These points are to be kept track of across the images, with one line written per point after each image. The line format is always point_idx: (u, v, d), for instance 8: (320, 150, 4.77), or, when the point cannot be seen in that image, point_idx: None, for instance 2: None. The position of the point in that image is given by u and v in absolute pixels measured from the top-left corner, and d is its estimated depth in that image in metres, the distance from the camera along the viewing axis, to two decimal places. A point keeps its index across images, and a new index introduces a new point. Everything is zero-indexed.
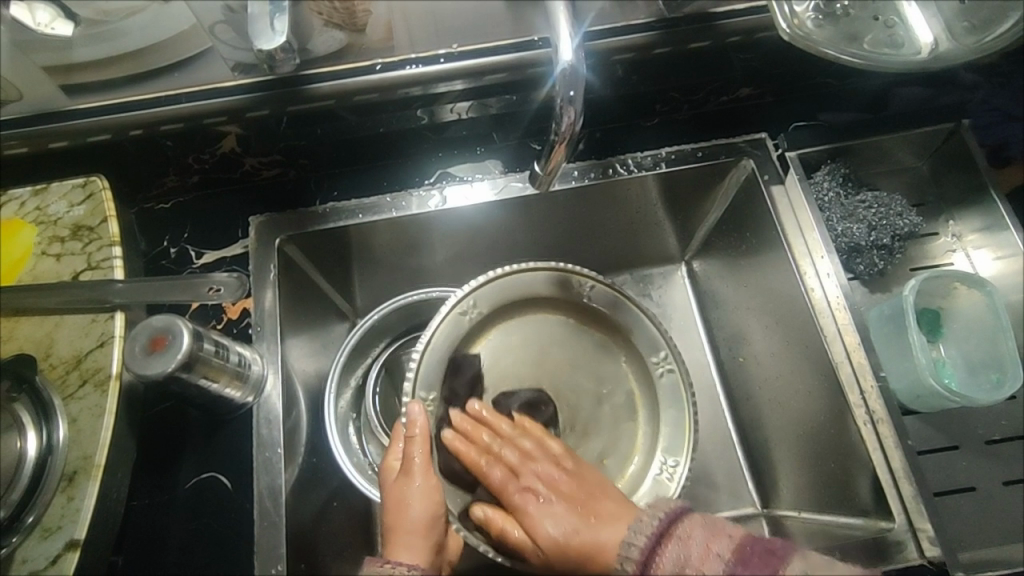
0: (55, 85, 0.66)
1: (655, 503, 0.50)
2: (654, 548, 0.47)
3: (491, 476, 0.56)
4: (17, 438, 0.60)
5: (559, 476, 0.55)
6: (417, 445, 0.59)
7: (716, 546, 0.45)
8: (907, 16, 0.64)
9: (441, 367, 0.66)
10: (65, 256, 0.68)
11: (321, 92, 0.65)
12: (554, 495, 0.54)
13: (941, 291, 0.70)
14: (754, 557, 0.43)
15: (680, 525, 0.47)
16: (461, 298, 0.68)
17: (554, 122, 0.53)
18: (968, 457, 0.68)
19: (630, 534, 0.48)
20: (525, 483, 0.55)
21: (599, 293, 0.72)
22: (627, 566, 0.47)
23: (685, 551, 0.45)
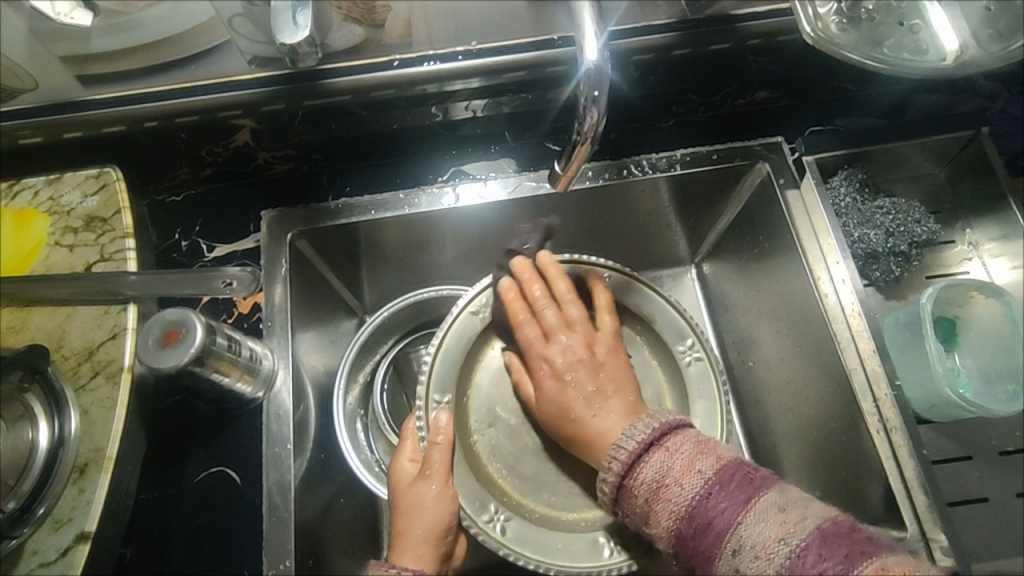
0: (71, 75, 0.66)
1: (655, 414, 0.54)
2: (642, 453, 0.51)
3: (527, 334, 0.66)
4: (29, 429, 0.60)
5: (586, 363, 0.63)
6: (438, 452, 0.61)
7: (700, 464, 0.49)
8: (930, 19, 0.63)
9: (455, 365, 0.66)
10: (78, 247, 0.68)
11: (338, 87, 0.65)
12: (572, 370, 0.63)
13: (958, 299, 0.69)
14: (730, 479, 0.47)
15: (670, 439, 0.51)
16: (474, 294, 0.68)
17: (577, 121, 0.52)
18: (980, 467, 0.67)
19: (624, 439, 0.53)
20: (553, 346, 0.65)
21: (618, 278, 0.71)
22: (613, 465, 0.52)
23: (669, 462, 0.50)
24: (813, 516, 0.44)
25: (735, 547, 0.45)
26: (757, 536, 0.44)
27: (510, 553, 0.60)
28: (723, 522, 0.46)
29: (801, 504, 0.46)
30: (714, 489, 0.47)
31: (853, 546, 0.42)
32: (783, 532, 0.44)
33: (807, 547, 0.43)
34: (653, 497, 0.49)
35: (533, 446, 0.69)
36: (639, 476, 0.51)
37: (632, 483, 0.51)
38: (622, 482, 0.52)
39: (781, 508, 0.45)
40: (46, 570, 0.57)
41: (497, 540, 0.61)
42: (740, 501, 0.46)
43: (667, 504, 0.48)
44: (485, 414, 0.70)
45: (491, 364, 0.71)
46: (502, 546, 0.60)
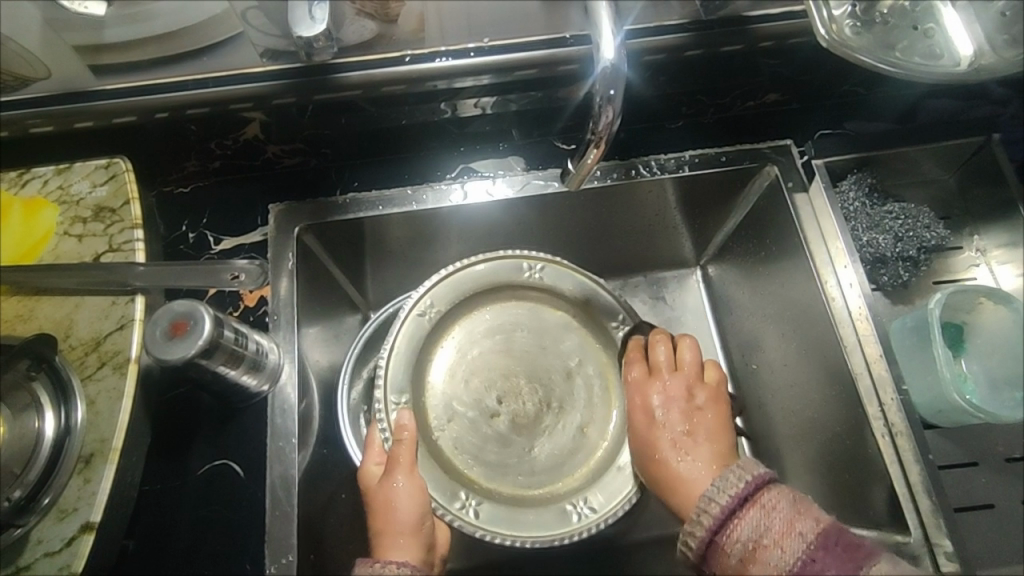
0: (83, 64, 0.66)
1: (743, 466, 0.54)
2: (736, 510, 0.51)
3: (629, 373, 0.68)
4: (35, 418, 0.60)
5: (682, 406, 0.64)
6: (403, 448, 0.61)
7: (800, 526, 0.48)
8: (944, 24, 0.63)
9: (406, 367, 0.67)
10: (86, 237, 0.68)
11: (350, 82, 0.65)
12: (668, 412, 0.64)
13: (966, 305, 0.69)
14: (836, 546, 0.47)
15: (764, 495, 0.51)
16: (418, 299, 0.69)
17: (591, 120, 0.53)
18: (985, 474, 0.67)
19: (713, 491, 0.53)
20: (654, 385, 0.66)
21: (550, 268, 0.72)
22: (703, 520, 0.52)
23: (766, 521, 0.49)
24: None
25: None
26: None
27: (487, 534, 0.62)
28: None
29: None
30: (819, 555, 0.47)
31: None
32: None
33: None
34: (749, 558, 0.48)
35: (495, 436, 0.69)
36: (734, 535, 0.50)
37: (727, 541, 0.50)
38: (712, 539, 0.51)
39: None
40: (50, 559, 0.57)
41: (472, 524, 0.62)
42: (848, 569, 0.46)
43: (765, 566, 0.47)
44: (443, 410, 0.70)
45: (439, 367, 0.71)
46: (477, 529, 0.62)
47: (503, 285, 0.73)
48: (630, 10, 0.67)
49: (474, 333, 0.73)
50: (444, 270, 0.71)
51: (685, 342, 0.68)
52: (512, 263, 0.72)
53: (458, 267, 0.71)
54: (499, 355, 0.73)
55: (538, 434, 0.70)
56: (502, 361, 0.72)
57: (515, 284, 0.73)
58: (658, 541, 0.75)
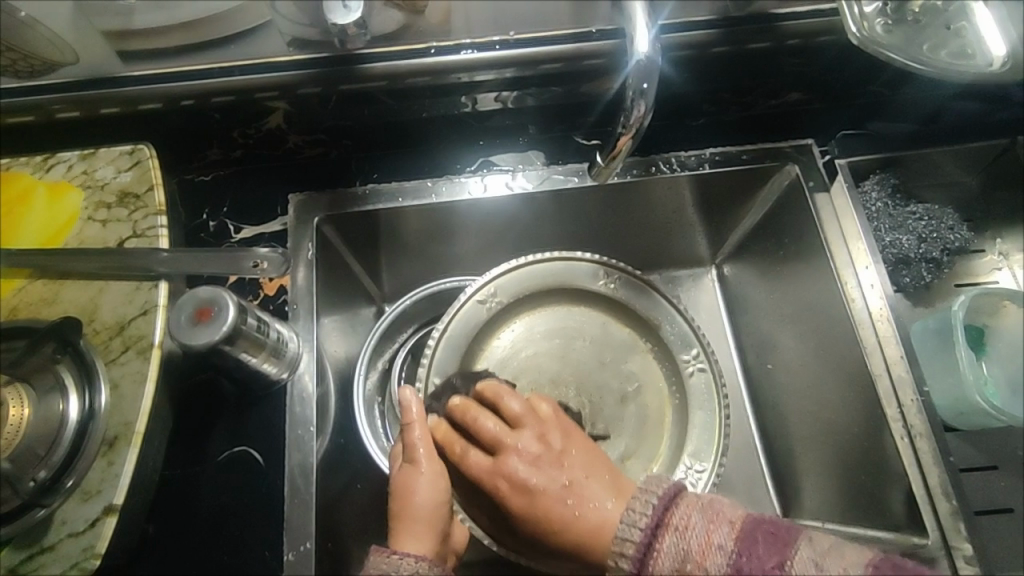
0: (111, 50, 0.66)
1: (644, 485, 0.48)
2: (651, 542, 0.45)
3: (472, 456, 0.56)
4: (59, 401, 0.60)
5: (546, 461, 0.54)
6: (416, 431, 0.58)
7: (717, 537, 0.43)
8: (976, 22, 0.62)
9: (457, 353, 0.69)
10: (111, 222, 0.68)
11: (375, 72, 0.65)
12: (544, 473, 0.53)
13: (988, 307, 0.69)
14: (759, 547, 0.43)
15: (674, 513, 0.45)
16: (481, 285, 0.71)
17: (623, 113, 0.53)
18: (1004, 477, 0.67)
19: (624, 528, 0.46)
20: (506, 461, 0.54)
21: (624, 282, 0.73)
22: (624, 562, 0.45)
23: (685, 543, 0.44)
24: (855, 565, 0.41)
25: None
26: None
27: (495, 542, 0.60)
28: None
29: (836, 556, 0.42)
30: (744, 562, 0.42)
31: None
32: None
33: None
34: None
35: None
36: (658, 571, 0.44)
37: None
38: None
39: (821, 568, 0.41)
40: (74, 540, 0.57)
41: (484, 525, 0.61)
42: (778, 567, 0.42)
43: None
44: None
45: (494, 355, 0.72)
46: (487, 535, 0.60)
47: (576, 288, 0.73)
48: (661, 4, 0.67)
49: (534, 332, 0.74)
50: (514, 261, 0.72)
51: (512, 398, 0.58)
52: (581, 266, 0.73)
53: (526, 261, 0.72)
54: (555, 358, 0.73)
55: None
56: (556, 368, 0.72)
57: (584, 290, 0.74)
58: None
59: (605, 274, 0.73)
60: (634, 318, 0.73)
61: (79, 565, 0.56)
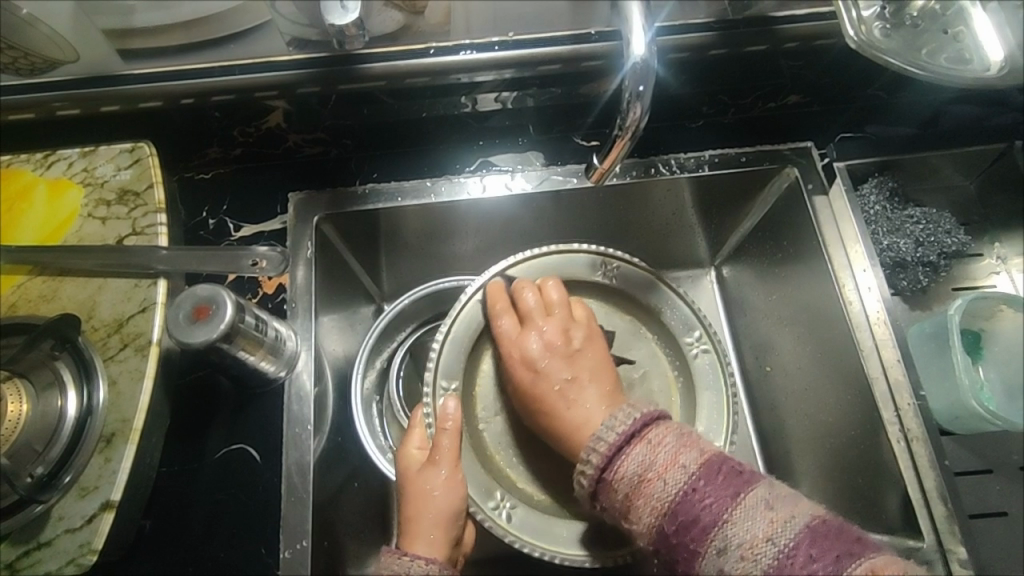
0: (111, 49, 0.66)
1: (637, 403, 0.54)
2: (622, 446, 0.51)
3: (501, 322, 0.66)
4: (58, 397, 0.60)
5: (561, 351, 0.64)
6: (447, 438, 0.61)
7: (684, 457, 0.49)
8: (974, 26, 0.62)
9: (463, 353, 0.67)
10: (110, 220, 0.69)
11: (374, 72, 0.65)
12: (550, 360, 0.63)
13: (985, 312, 0.69)
14: (718, 475, 0.48)
15: (651, 431, 0.51)
16: (480, 285, 0.68)
17: (619, 116, 0.53)
18: (999, 481, 0.68)
19: (604, 430, 0.52)
20: (526, 328, 0.65)
21: (623, 269, 0.72)
22: (593, 459, 0.52)
23: (651, 456, 0.49)
24: (803, 514, 0.45)
25: (721, 545, 0.45)
26: (745, 535, 0.45)
27: (516, 540, 0.62)
28: (710, 519, 0.46)
29: (787, 500, 0.46)
30: (701, 486, 0.47)
31: (844, 548, 0.43)
32: (771, 531, 0.44)
33: (794, 546, 0.43)
34: (635, 492, 0.49)
35: (538, 434, 0.68)
36: (620, 470, 0.50)
37: (614, 477, 0.50)
38: (601, 475, 0.51)
39: (769, 506, 0.45)
40: (71, 536, 0.57)
41: (503, 527, 0.62)
42: (729, 497, 0.46)
43: (648, 501, 0.48)
44: (492, 401, 0.69)
45: (496, 355, 0.70)
46: (507, 534, 0.62)
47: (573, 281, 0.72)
48: (660, 6, 0.67)
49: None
50: (512, 259, 0.70)
51: (549, 281, 0.68)
52: (576, 258, 0.72)
53: (520, 258, 0.70)
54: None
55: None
56: None
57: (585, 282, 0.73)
58: None
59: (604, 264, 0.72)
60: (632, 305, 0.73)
61: (77, 561, 0.57)
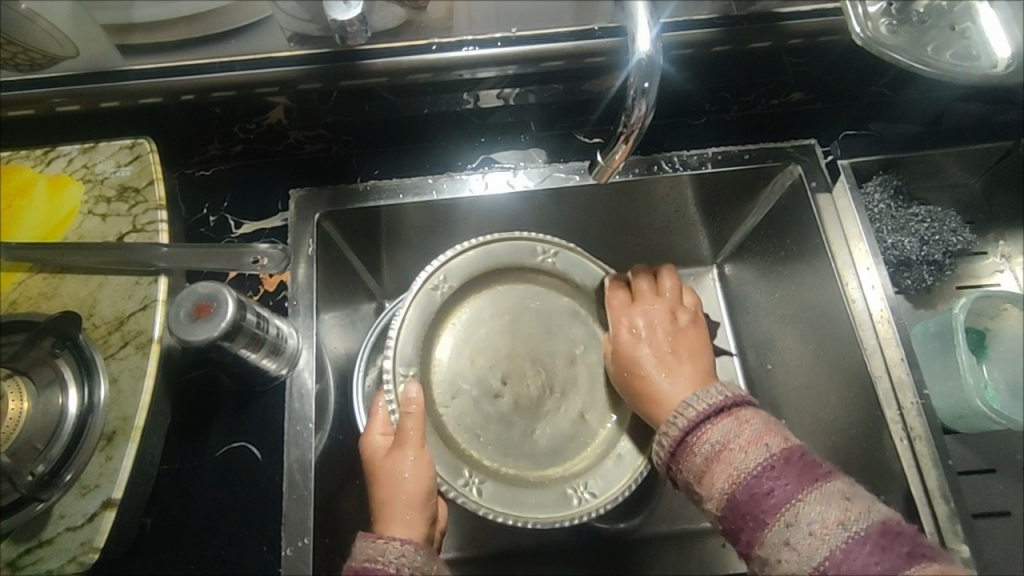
0: (111, 44, 0.66)
1: (727, 384, 0.56)
2: (709, 417, 0.53)
3: (612, 299, 0.71)
4: (58, 394, 0.60)
5: (668, 327, 0.68)
6: (411, 420, 0.62)
7: (767, 439, 0.50)
8: (982, 21, 0.62)
9: (416, 339, 0.68)
10: (110, 217, 0.68)
11: (376, 68, 0.65)
12: (653, 332, 0.68)
13: (989, 310, 0.69)
14: (799, 461, 0.48)
15: (740, 410, 0.53)
16: (432, 273, 0.70)
17: (624, 113, 0.53)
18: (1003, 480, 0.68)
19: (694, 399, 0.55)
20: (640, 307, 0.70)
21: (564, 254, 0.73)
22: (679, 422, 0.54)
23: (736, 430, 0.51)
24: (877, 511, 0.46)
25: (791, 521, 0.46)
26: (816, 515, 0.45)
27: (490, 512, 0.62)
28: (783, 496, 0.47)
29: (865, 498, 0.47)
30: (780, 465, 0.48)
31: (914, 546, 0.44)
32: (844, 516, 0.45)
33: (865, 534, 0.44)
34: (713, 459, 0.50)
35: (497, 416, 0.69)
36: (703, 437, 0.52)
37: (695, 442, 0.52)
38: (683, 438, 0.53)
39: (845, 496, 0.46)
40: (73, 534, 0.57)
41: (475, 502, 0.63)
42: (806, 481, 0.47)
43: (726, 468, 0.49)
44: (447, 385, 0.69)
45: (448, 344, 0.71)
46: (480, 507, 0.62)
47: (516, 268, 0.73)
48: (664, 3, 0.67)
49: (482, 316, 0.72)
50: (459, 247, 0.71)
51: (663, 272, 0.74)
52: (524, 245, 0.73)
53: (474, 244, 0.71)
54: (505, 337, 0.72)
55: (541, 418, 0.69)
56: (506, 342, 0.71)
57: (529, 268, 0.73)
58: (666, 537, 0.76)
59: (546, 249, 0.73)
60: (571, 286, 0.73)
61: (78, 560, 0.57)
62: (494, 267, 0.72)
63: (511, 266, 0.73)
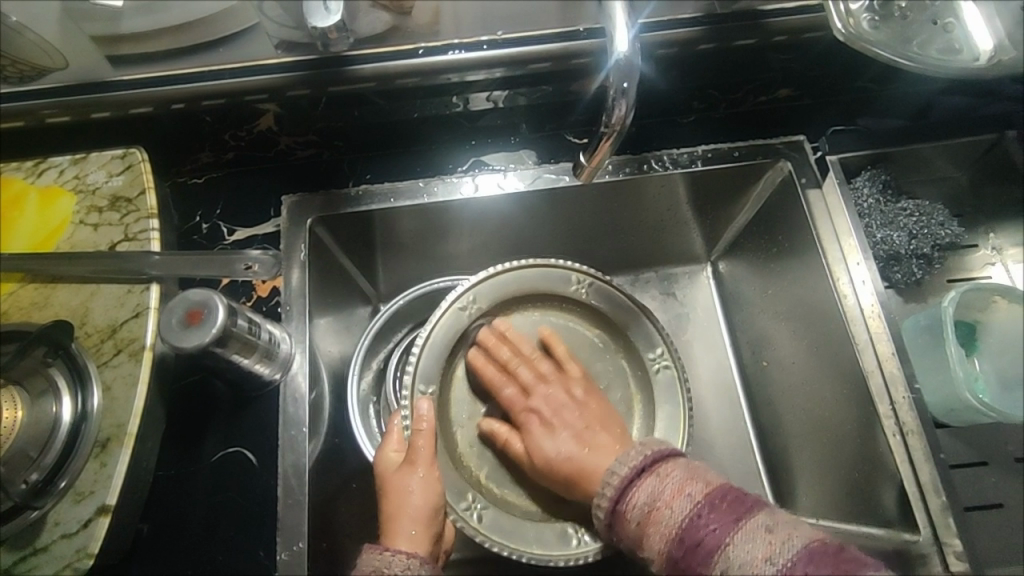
0: (101, 55, 0.67)
1: (646, 440, 0.54)
2: (634, 479, 0.51)
3: (505, 392, 0.68)
4: (52, 403, 0.61)
5: (570, 407, 0.65)
6: (422, 438, 0.62)
7: (689, 488, 0.49)
8: (964, 17, 0.62)
9: (442, 359, 0.69)
10: (102, 226, 0.69)
11: (363, 74, 0.65)
12: (558, 416, 0.64)
13: (979, 303, 0.69)
14: (723, 503, 0.47)
15: (662, 465, 0.51)
16: (462, 291, 0.70)
17: (605, 113, 0.53)
18: (996, 473, 0.68)
19: (616, 465, 0.53)
20: (536, 399, 0.66)
21: (597, 287, 0.72)
22: (607, 491, 0.52)
23: (660, 486, 0.50)
24: (800, 535, 0.44)
25: (724, 567, 0.44)
26: (745, 555, 0.44)
27: (487, 540, 0.62)
28: (713, 543, 0.45)
29: (787, 523, 0.45)
30: (705, 511, 0.47)
31: (837, 565, 0.42)
32: (770, 550, 0.43)
33: (792, 566, 0.43)
34: (646, 520, 0.49)
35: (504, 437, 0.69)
36: (632, 501, 0.50)
37: (625, 508, 0.51)
38: (615, 507, 0.52)
39: (768, 528, 0.45)
40: (67, 542, 0.58)
41: (474, 528, 0.63)
42: (730, 523, 0.46)
43: (659, 527, 0.48)
44: (462, 404, 0.70)
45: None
46: (478, 534, 0.62)
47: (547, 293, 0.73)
48: (648, 3, 0.67)
49: (507, 333, 0.73)
50: (493, 268, 0.71)
51: (552, 338, 0.72)
52: (559, 270, 0.72)
53: (506, 268, 0.71)
54: None
55: None
56: None
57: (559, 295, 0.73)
58: None
59: (581, 278, 0.73)
60: (605, 320, 0.74)
61: (73, 566, 0.57)
62: (522, 291, 0.72)
63: (540, 290, 0.73)
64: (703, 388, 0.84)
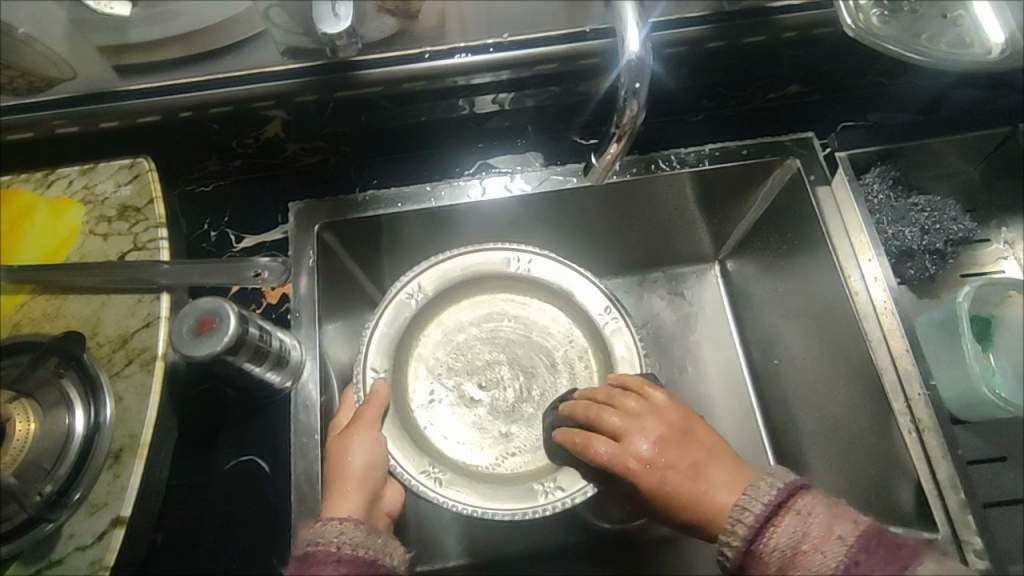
0: (107, 65, 0.67)
1: (776, 472, 0.51)
2: (770, 517, 0.49)
3: (596, 445, 0.58)
4: (64, 415, 0.60)
5: (667, 450, 0.56)
6: (370, 407, 0.64)
7: (839, 529, 0.45)
8: (975, 12, 0.62)
9: (392, 346, 0.69)
10: (111, 236, 0.69)
11: (371, 78, 0.65)
12: (665, 454, 0.56)
13: (994, 297, 0.69)
14: (879, 547, 0.43)
15: (800, 501, 0.48)
16: (405, 282, 0.71)
17: (616, 113, 0.53)
18: (1013, 468, 0.67)
19: (747, 499, 0.50)
20: (635, 444, 0.57)
21: (539, 260, 0.73)
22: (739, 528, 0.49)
23: (802, 528, 0.47)
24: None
25: None
26: None
27: (448, 500, 0.62)
28: None
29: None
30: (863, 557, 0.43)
31: None
32: None
33: None
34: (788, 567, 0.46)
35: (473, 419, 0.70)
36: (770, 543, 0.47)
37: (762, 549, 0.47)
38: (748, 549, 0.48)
39: None
40: (82, 554, 0.57)
41: (434, 491, 0.63)
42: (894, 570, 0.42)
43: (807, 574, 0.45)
44: (423, 390, 0.71)
45: (428, 349, 0.73)
46: (438, 494, 0.62)
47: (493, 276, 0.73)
48: (654, 3, 0.67)
49: (463, 321, 0.74)
50: (432, 258, 0.72)
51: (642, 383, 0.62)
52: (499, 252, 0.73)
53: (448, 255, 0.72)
54: (485, 342, 0.74)
55: (518, 420, 0.70)
56: (487, 348, 0.73)
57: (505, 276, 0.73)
58: None
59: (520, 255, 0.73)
60: (553, 290, 0.73)
61: None
62: (469, 275, 0.73)
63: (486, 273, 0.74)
64: (714, 388, 0.83)
